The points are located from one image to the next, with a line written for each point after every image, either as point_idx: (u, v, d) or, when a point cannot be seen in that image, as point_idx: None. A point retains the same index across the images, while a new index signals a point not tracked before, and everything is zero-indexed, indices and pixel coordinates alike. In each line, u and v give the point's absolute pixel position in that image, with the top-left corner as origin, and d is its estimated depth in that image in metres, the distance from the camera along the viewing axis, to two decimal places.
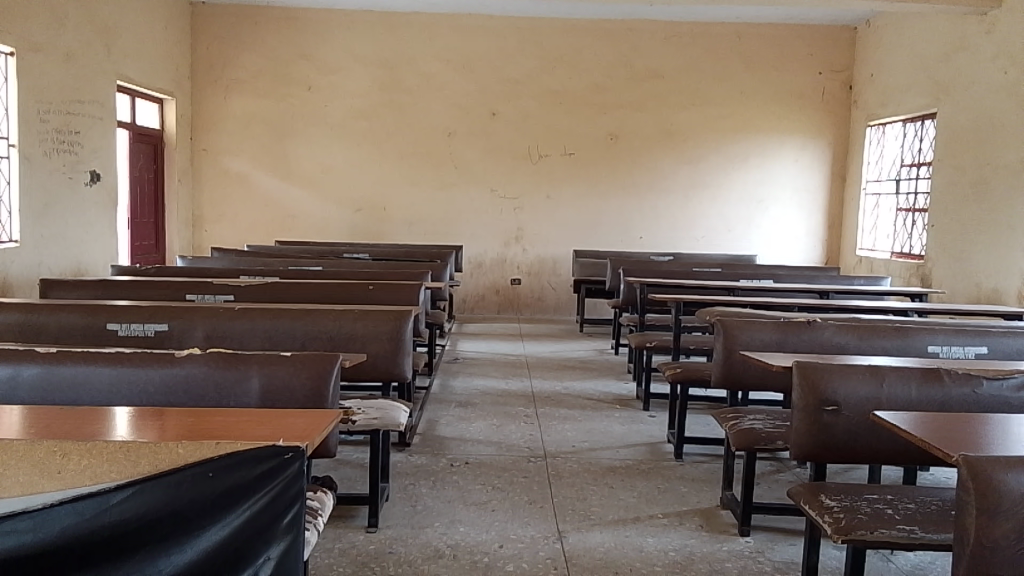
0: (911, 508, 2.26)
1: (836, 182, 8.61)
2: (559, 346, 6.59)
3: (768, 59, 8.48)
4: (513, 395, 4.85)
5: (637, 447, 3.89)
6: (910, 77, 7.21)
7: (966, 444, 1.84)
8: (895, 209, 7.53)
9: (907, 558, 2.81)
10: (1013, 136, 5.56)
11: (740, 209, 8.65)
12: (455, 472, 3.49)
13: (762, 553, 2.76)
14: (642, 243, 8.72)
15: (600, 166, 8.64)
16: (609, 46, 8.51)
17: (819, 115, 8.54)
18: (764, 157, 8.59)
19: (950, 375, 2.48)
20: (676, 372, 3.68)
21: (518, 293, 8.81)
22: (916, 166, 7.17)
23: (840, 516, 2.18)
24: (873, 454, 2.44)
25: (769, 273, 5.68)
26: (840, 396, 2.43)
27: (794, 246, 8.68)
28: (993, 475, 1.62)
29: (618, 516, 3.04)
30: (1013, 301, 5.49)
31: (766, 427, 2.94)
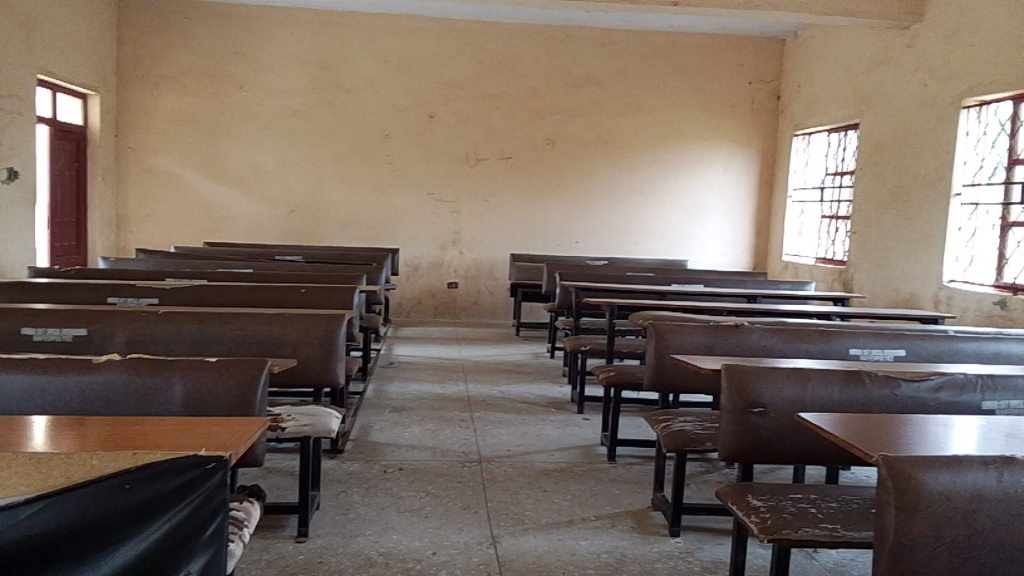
0: (834, 507, 2.33)
1: (763, 189, 8.85)
2: (495, 350, 6.58)
3: (700, 67, 8.66)
4: (448, 399, 4.82)
5: (571, 450, 3.91)
6: (835, 89, 7.46)
7: (886, 444, 1.90)
8: (820, 216, 7.77)
9: (829, 555, 2.89)
10: (931, 148, 5.81)
11: (673, 214, 8.81)
12: (388, 478, 3.44)
13: (691, 553, 2.80)
14: (577, 247, 8.80)
15: (536, 170, 8.68)
16: (547, 52, 8.56)
17: (748, 124, 8.77)
18: (696, 164, 8.76)
19: (870, 377, 2.57)
20: (609, 375, 3.72)
21: (454, 297, 8.78)
22: (839, 174, 7.43)
23: (766, 516, 2.23)
24: (797, 455, 2.51)
25: (700, 278, 5.79)
26: (766, 398, 2.49)
27: (724, 251, 8.87)
28: (912, 474, 1.68)
29: (551, 520, 3.04)
30: (929, 305, 5.74)
31: (697, 429, 2.99)
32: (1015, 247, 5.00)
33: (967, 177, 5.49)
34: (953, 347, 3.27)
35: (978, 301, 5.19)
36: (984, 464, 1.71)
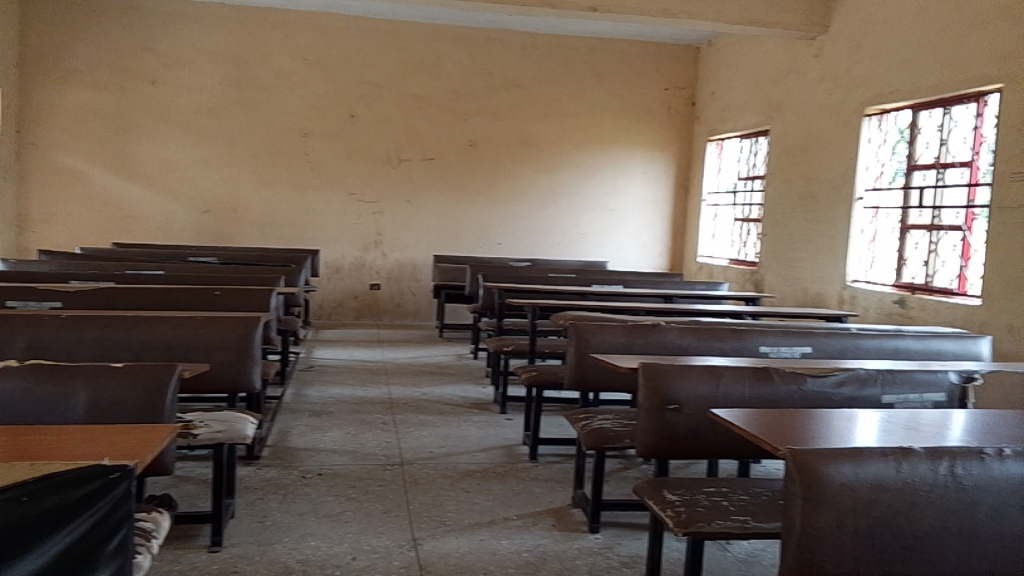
0: (744, 499, 2.41)
1: (679, 193, 9.08)
2: (417, 352, 6.54)
3: (619, 73, 8.83)
4: (369, 402, 4.76)
5: (494, 451, 3.92)
6: (746, 96, 7.73)
7: (793, 438, 1.98)
8: (733, 219, 8.04)
9: (741, 547, 3.00)
10: (836, 154, 6.09)
11: (592, 217, 8.94)
12: (306, 484, 3.37)
13: (610, 549, 2.85)
14: (500, 249, 8.84)
15: (459, 172, 8.68)
16: (469, 54, 8.57)
17: (665, 129, 8.98)
18: (615, 168, 8.92)
19: (778, 374, 2.67)
20: (530, 375, 3.75)
21: (377, 299, 8.69)
22: (751, 179, 7.70)
23: (680, 510, 2.29)
24: (710, 449, 2.58)
25: (620, 279, 5.90)
26: (680, 395, 2.55)
27: (643, 253, 9.07)
28: (816, 466, 1.76)
29: (473, 520, 3.05)
30: (834, 304, 6.01)
31: (615, 427, 3.05)
32: (913, 249, 5.29)
33: (869, 182, 5.78)
34: (855, 344, 3.43)
35: (878, 299, 5.47)
36: (884, 454, 1.80)
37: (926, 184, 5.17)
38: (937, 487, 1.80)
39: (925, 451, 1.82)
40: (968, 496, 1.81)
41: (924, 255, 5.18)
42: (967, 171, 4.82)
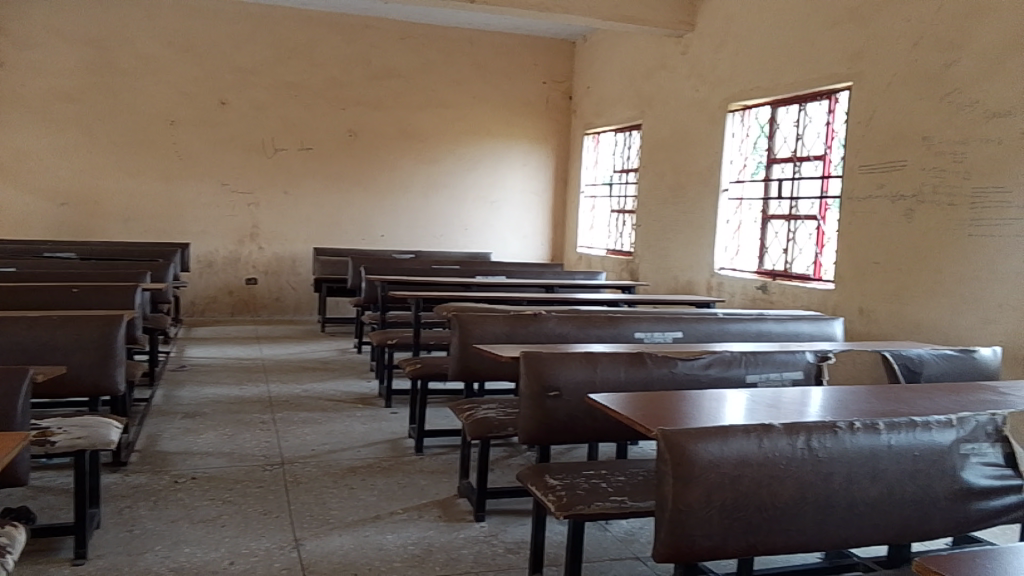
0: (622, 480, 2.50)
1: (559, 184, 9.25)
2: (298, 348, 6.36)
3: (498, 65, 8.87)
4: (247, 401, 4.59)
5: (378, 445, 3.88)
6: (620, 91, 7.95)
7: (665, 419, 2.07)
8: (610, 210, 8.27)
9: (621, 526, 3.11)
10: (703, 147, 6.38)
11: (474, 208, 8.96)
12: (179, 489, 3.22)
13: (496, 536, 2.89)
14: (382, 241, 8.72)
15: (338, 162, 8.48)
16: (345, 42, 8.38)
17: (542, 122, 9.11)
18: (496, 160, 8.97)
19: (651, 358, 2.79)
20: (415, 368, 3.73)
21: (254, 294, 8.39)
22: (625, 172, 7.95)
23: (561, 493, 2.36)
24: (589, 432, 2.66)
25: (503, 269, 5.95)
26: (560, 381, 2.62)
27: (524, 244, 9.18)
28: (686, 446, 1.85)
29: (357, 517, 3.01)
30: (703, 291, 6.32)
31: (500, 415, 3.08)
32: (773, 238, 5.63)
33: (733, 174, 6.10)
34: (722, 328, 3.62)
35: (743, 286, 5.80)
36: (748, 432, 1.91)
37: (784, 176, 5.52)
38: (795, 461, 1.94)
39: (784, 428, 1.95)
40: (823, 469, 1.96)
41: (783, 243, 5.53)
42: (821, 164, 5.17)
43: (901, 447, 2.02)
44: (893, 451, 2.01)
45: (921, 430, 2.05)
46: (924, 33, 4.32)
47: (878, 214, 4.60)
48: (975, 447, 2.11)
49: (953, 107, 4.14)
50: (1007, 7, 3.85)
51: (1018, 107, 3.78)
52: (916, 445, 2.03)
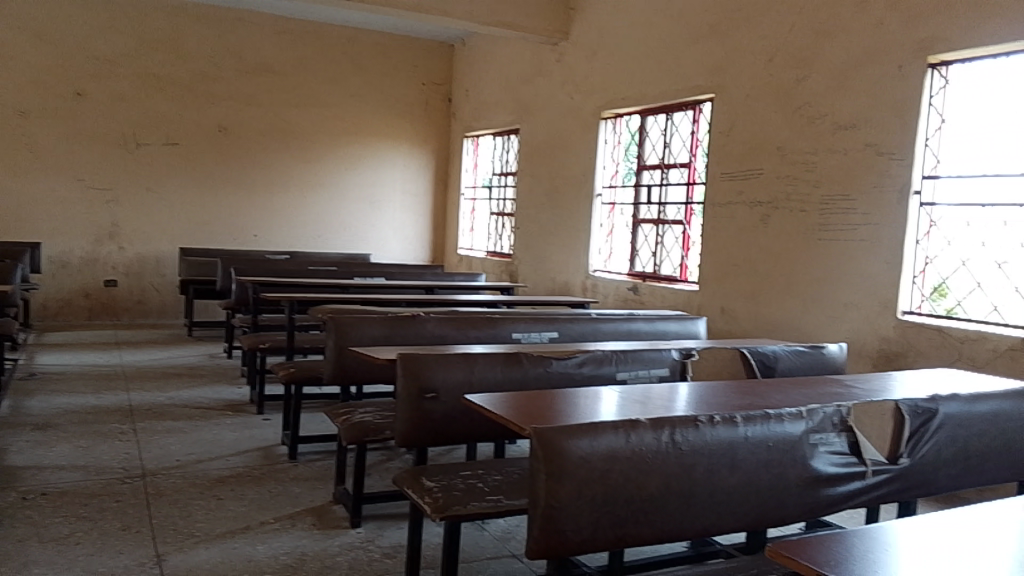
0: (498, 479, 2.53)
1: (438, 186, 9.21)
2: (163, 353, 6.03)
3: (377, 65, 8.74)
4: (106, 410, 4.31)
5: (249, 453, 3.74)
6: (498, 95, 8.03)
7: (539, 418, 2.12)
8: (489, 213, 8.33)
9: (498, 525, 3.14)
10: (578, 152, 6.55)
11: (353, 209, 8.78)
12: (27, 506, 2.98)
13: (372, 541, 2.85)
14: (255, 242, 8.40)
15: (208, 159, 8.11)
16: (214, 33, 8.03)
17: (422, 124, 9.05)
18: (374, 160, 8.84)
19: (527, 357, 2.83)
20: (288, 372, 3.61)
21: (114, 296, 7.90)
22: (504, 175, 8.04)
23: (438, 495, 2.36)
24: (465, 432, 2.67)
25: (382, 271, 5.88)
26: (436, 383, 2.62)
27: (405, 246, 9.08)
28: (558, 442, 1.90)
29: (225, 529, 2.89)
30: (578, 292, 6.49)
31: (376, 419, 3.04)
32: (643, 241, 5.85)
33: (606, 179, 6.29)
34: (595, 328, 3.73)
35: (616, 287, 6.00)
36: (616, 427, 1.98)
37: (653, 182, 5.75)
38: (660, 454, 2.02)
39: (650, 423, 2.03)
40: (685, 461, 2.06)
41: (652, 246, 5.76)
42: (687, 171, 5.42)
43: (756, 439, 2.15)
44: (750, 443, 2.14)
45: (774, 422, 2.19)
46: (779, 49, 4.62)
47: (738, 220, 4.87)
48: (823, 437, 2.27)
49: (804, 120, 4.44)
50: (851, 29, 4.17)
51: (861, 121, 4.10)
52: (770, 436, 2.17)
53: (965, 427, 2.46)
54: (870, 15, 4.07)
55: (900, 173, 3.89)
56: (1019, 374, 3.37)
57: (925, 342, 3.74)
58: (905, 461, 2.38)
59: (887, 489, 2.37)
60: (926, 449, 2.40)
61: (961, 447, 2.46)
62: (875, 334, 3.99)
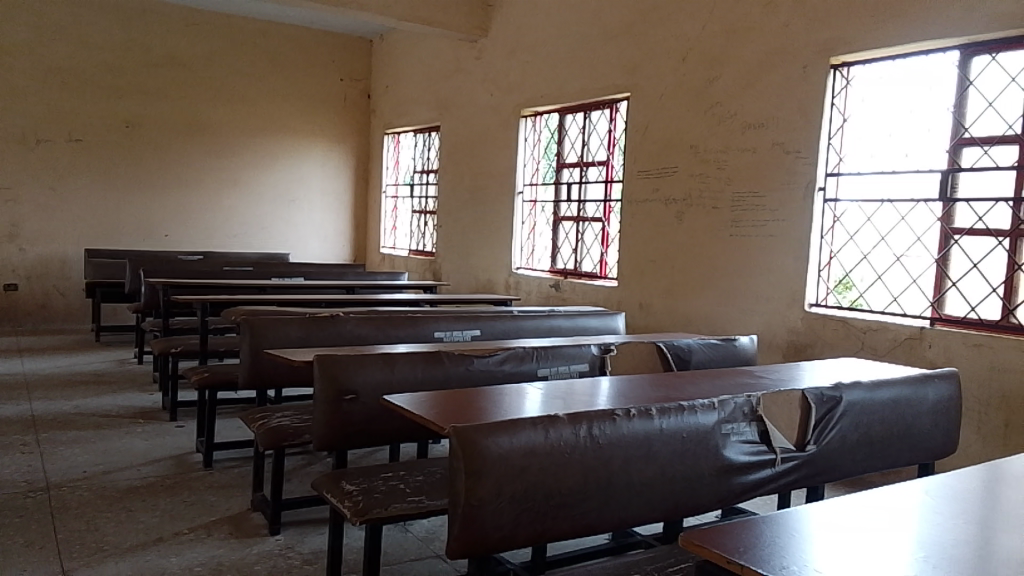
0: (420, 479, 2.50)
1: (359, 184, 9.08)
2: (69, 360, 5.75)
3: (293, 59, 8.55)
4: (5, 422, 4.08)
5: (162, 462, 3.60)
6: (418, 92, 7.97)
7: (459, 416, 2.11)
8: (411, 211, 8.27)
9: (422, 526, 3.12)
10: (499, 149, 6.56)
11: (270, 207, 8.57)
12: None
13: (291, 548, 2.79)
14: (167, 242, 8.11)
15: (115, 156, 7.78)
16: (119, 25, 7.71)
17: (341, 121, 8.90)
18: (292, 157, 8.64)
19: (448, 356, 2.82)
20: (201, 377, 3.50)
21: (15, 301, 7.50)
22: (425, 172, 7.99)
23: (358, 499, 2.32)
24: (384, 434, 2.63)
25: (300, 271, 5.76)
26: (355, 384, 2.58)
27: (325, 245, 8.92)
28: (477, 440, 1.89)
29: (136, 541, 2.77)
30: (502, 290, 6.51)
31: (295, 422, 2.97)
32: (565, 238, 5.90)
33: (527, 177, 6.32)
34: (516, 325, 3.74)
35: (538, 284, 6.04)
36: (534, 423, 1.99)
37: (573, 180, 5.80)
38: (578, 449, 2.04)
39: (567, 418, 2.05)
40: (603, 454, 2.08)
41: (573, 243, 5.82)
42: (605, 169, 5.50)
43: (671, 430, 2.19)
44: (665, 434, 2.19)
45: (687, 413, 2.24)
46: (691, 50, 4.74)
47: (655, 217, 4.97)
48: (734, 427, 2.34)
49: (715, 119, 4.57)
50: (759, 31, 4.31)
51: (768, 120, 4.24)
52: (684, 427, 2.22)
53: (867, 414, 2.58)
54: (776, 18, 4.22)
55: (806, 170, 4.04)
56: (916, 362, 3.55)
57: (831, 333, 3.90)
58: (812, 448, 2.47)
59: (795, 476, 2.46)
60: (831, 436, 2.50)
61: (864, 433, 2.57)
62: (785, 327, 4.14)
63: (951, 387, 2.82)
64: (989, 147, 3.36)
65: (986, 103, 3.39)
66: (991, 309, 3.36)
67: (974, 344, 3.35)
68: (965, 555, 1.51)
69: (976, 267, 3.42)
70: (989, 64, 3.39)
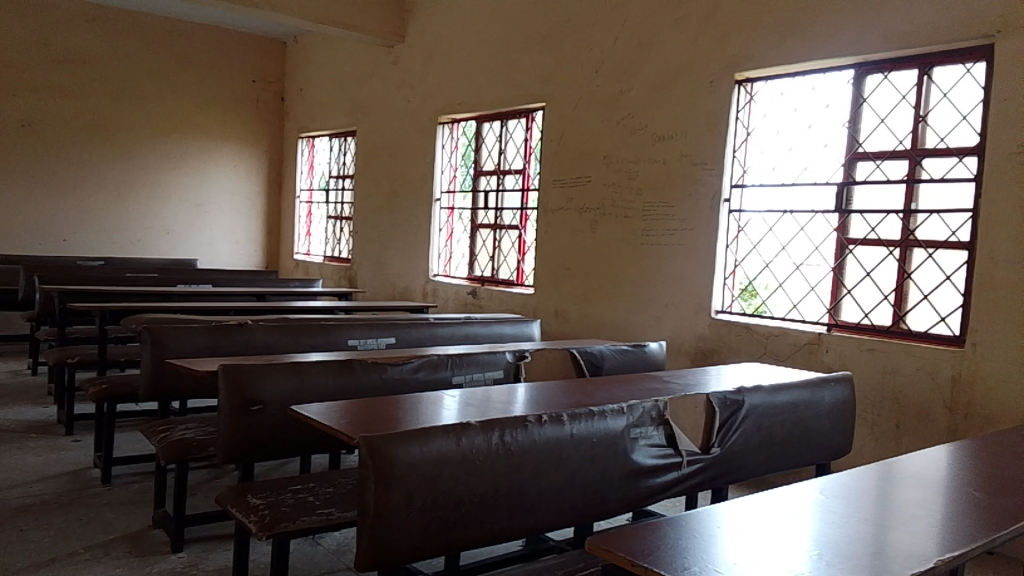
0: (330, 491, 2.46)
1: (272, 188, 8.86)
2: None
3: (203, 59, 8.30)
4: None
5: (56, 479, 3.42)
6: (333, 96, 7.85)
7: (368, 426, 2.08)
8: (326, 217, 8.13)
9: (333, 538, 3.06)
10: (416, 156, 6.52)
11: (177, 211, 8.29)
12: None
13: (195, 566, 2.69)
14: (65, 247, 7.74)
15: (9, 156, 7.37)
16: (15, 17, 7.31)
17: (253, 124, 8.68)
18: (201, 160, 8.38)
19: (360, 364, 2.78)
20: (100, 389, 3.34)
21: None
22: (341, 178, 7.87)
23: (264, 513, 2.26)
24: (292, 445, 2.58)
25: (208, 277, 5.58)
26: (263, 394, 2.51)
27: (236, 251, 8.66)
28: (386, 449, 1.87)
29: (27, 563, 2.62)
30: (419, 297, 6.47)
31: (199, 435, 2.87)
32: (482, 246, 5.92)
33: (444, 184, 6.31)
34: (432, 333, 3.73)
35: (455, 291, 6.04)
36: (446, 431, 1.98)
37: (490, 188, 5.83)
38: (490, 456, 2.05)
39: (479, 425, 2.05)
40: (514, 461, 2.09)
41: (490, 251, 5.84)
42: (521, 178, 5.55)
43: (581, 436, 2.23)
44: (575, 440, 2.22)
45: (597, 418, 2.28)
46: (603, 62, 4.84)
47: (570, 225, 5.04)
48: (642, 431, 2.39)
49: (627, 130, 4.67)
50: (668, 46, 4.44)
51: (677, 132, 4.37)
52: (593, 432, 2.26)
53: (768, 416, 2.68)
54: (684, 33, 4.35)
55: (712, 181, 4.18)
56: (814, 365, 3.72)
57: (736, 339, 4.05)
58: (716, 450, 2.55)
59: (700, 477, 2.53)
60: (734, 438, 2.59)
61: (765, 435, 2.67)
62: (692, 333, 4.27)
63: (846, 390, 2.96)
64: (881, 161, 3.56)
65: (878, 120, 3.58)
66: (883, 315, 3.56)
67: (867, 349, 3.53)
68: (856, 552, 1.58)
69: (869, 276, 3.60)
70: (881, 83, 3.59)
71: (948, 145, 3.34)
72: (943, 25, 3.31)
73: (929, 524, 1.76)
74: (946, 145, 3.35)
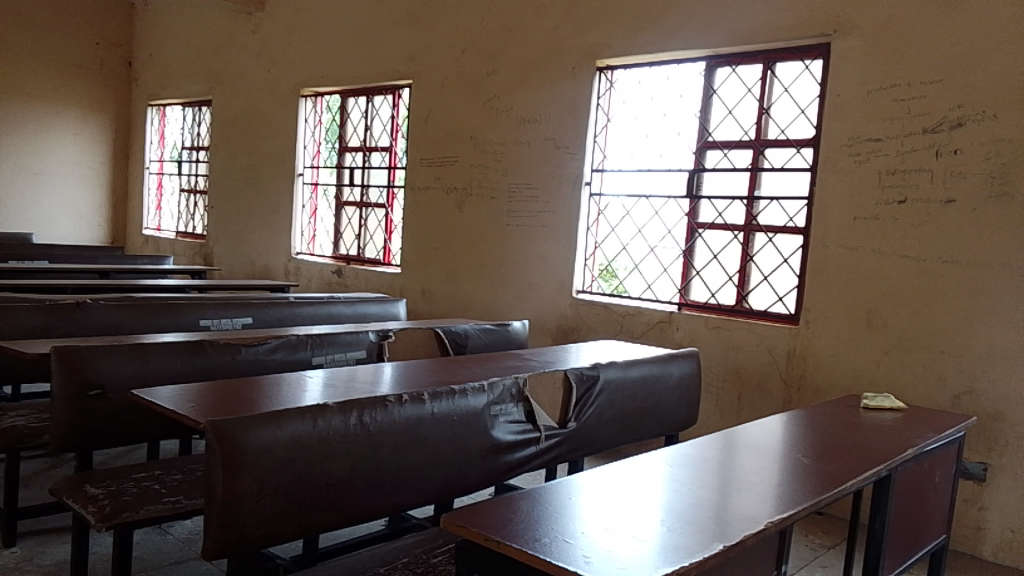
0: (177, 478, 2.35)
1: (119, 158, 8.26)
2: None
3: (35, 16, 7.60)
4: None
5: None
6: (187, 63, 7.41)
7: (216, 409, 2.00)
8: (179, 190, 7.69)
9: (184, 527, 2.94)
10: (277, 129, 6.28)
11: (7, 181, 7.60)
12: None
13: (28, 561, 2.51)
14: None
15: None
16: None
17: (96, 88, 8.05)
18: (36, 126, 7.71)
19: (212, 345, 2.67)
20: None
21: None
22: (195, 149, 7.45)
23: (103, 503, 2.14)
24: (137, 430, 2.45)
25: (45, 252, 5.18)
26: (102, 377, 2.37)
27: (77, 224, 8.03)
28: (235, 433, 1.81)
29: None
30: (280, 275, 6.27)
31: (32, 423, 2.67)
32: (347, 224, 5.81)
33: (308, 159, 6.12)
34: (292, 313, 3.64)
35: (319, 270, 5.90)
36: (300, 414, 1.95)
37: (356, 165, 5.71)
38: (347, 437, 2.03)
39: (337, 406, 2.03)
40: (372, 441, 2.08)
41: (355, 229, 5.74)
42: (388, 155, 5.48)
43: (441, 414, 2.25)
44: (435, 418, 2.23)
45: (457, 397, 2.31)
46: (470, 42, 4.83)
47: (437, 204, 5.03)
48: (502, 408, 2.45)
49: (492, 111, 4.70)
50: (534, 29, 4.49)
51: (541, 115, 4.45)
52: (453, 410, 2.29)
53: (621, 391, 2.80)
54: (549, 17, 4.42)
55: (574, 165, 4.29)
56: (666, 342, 3.92)
57: (595, 318, 4.20)
58: (572, 425, 2.64)
59: (557, 451, 2.61)
60: (589, 413, 2.69)
61: (617, 410, 2.80)
62: (554, 312, 4.38)
63: (692, 366, 3.14)
64: (728, 150, 3.77)
65: (726, 111, 3.79)
66: (727, 295, 3.79)
67: (714, 327, 3.75)
68: (697, 518, 1.69)
69: (716, 258, 3.82)
70: (729, 76, 3.80)
71: (788, 136, 3.59)
72: (782, 25, 3.54)
73: (764, 489, 1.91)
74: (786, 136, 3.60)
